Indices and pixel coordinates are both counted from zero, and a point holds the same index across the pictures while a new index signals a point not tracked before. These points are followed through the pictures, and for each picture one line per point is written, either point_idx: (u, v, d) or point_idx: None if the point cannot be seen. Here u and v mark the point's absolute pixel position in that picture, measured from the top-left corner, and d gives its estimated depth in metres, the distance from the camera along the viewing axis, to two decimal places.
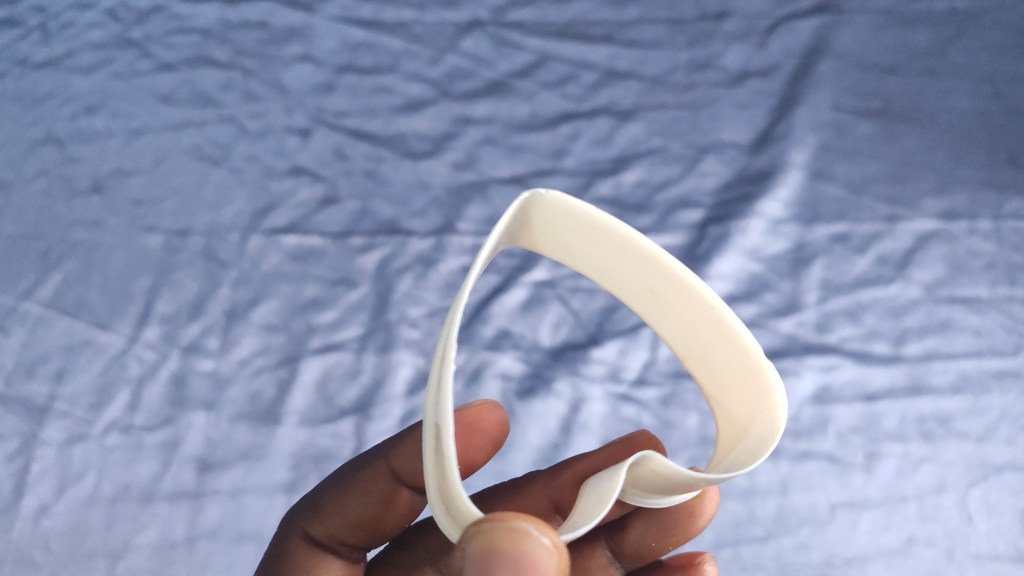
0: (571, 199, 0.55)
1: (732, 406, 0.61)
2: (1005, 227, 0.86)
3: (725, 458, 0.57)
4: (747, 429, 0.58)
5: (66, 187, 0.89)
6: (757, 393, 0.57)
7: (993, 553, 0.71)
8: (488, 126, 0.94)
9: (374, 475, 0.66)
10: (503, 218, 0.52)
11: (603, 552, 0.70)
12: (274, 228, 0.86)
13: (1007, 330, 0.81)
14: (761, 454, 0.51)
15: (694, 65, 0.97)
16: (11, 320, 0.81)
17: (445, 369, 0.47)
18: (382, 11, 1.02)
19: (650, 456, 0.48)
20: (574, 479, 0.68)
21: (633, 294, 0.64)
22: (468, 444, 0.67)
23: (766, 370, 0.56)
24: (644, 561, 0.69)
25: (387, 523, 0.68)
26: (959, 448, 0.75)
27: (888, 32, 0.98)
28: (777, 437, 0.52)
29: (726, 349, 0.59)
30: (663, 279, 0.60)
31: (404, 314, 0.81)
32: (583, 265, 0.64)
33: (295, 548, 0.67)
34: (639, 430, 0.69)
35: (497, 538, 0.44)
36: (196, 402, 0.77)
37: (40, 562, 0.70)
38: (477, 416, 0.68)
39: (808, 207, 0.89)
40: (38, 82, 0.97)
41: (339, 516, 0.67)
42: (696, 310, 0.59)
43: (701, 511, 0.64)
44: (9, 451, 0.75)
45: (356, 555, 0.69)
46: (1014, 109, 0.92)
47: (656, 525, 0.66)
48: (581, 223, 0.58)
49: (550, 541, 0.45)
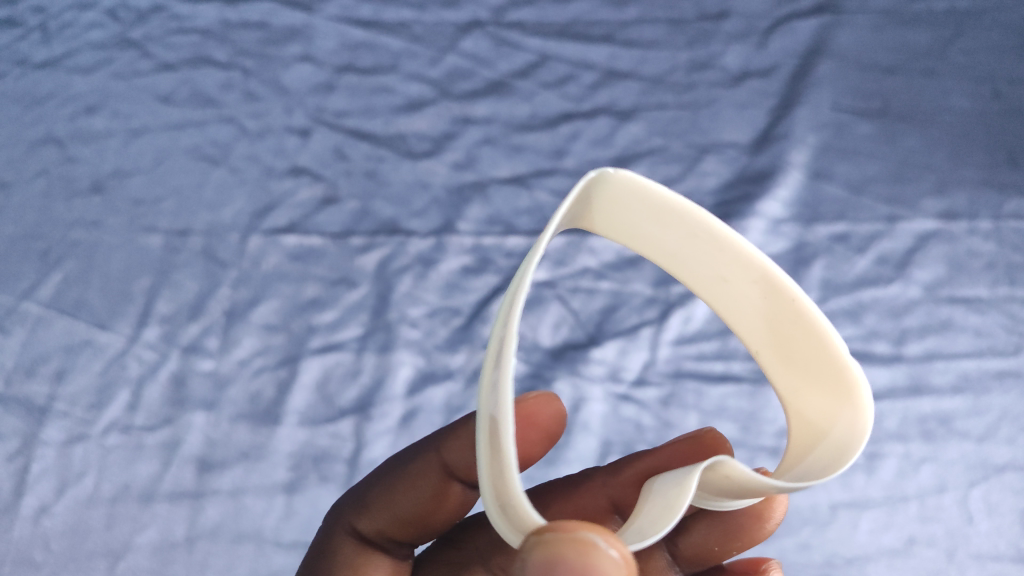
0: (645, 181, 0.54)
1: (807, 405, 0.60)
2: (1005, 226, 0.86)
3: (799, 463, 0.56)
4: (825, 432, 0.56)
5: (66, 188, 0.89)
6: (839, 394, 0.56)
7: (993, 554, 0.70)
8: (488, 126, 0.94)
9: (425, 468, 0.66)
10: (570, 196, 0.50)
11: (662, 555, 0.70)
12: (274, 228, 0.86)
13: (1008, 330, 0.80)
14: (846, 462, 0.50)
15: (694, 65, 0.97)
16: (11, 319, 0.81)
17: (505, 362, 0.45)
18: (382, 12, 1.02)
19: (725, 462, 0.46)
20: (635, 478, 0.69)
21: (703, 282, 0.63)
22: (524, 438, 0.67)
23: (850, 368, 0.54)
24: (705, 565, 0.69)
25: (436, 519, 0.68)
26: (959, 448, 0.75)
27: (887, 32, 0.98)
28: (863, 443, 0.51)
29: (806, 345, 0.58)
30: (739, 268, 0.58)
31: (404, 314, 0.81)
32: (649, 250, 0.63)
33: (342, 544, 0.67)
34: (705, 429, 0.69)
35: (561, 550, 0.44)
36: (196, 402, 0.77)
37: (40, 561, 0.70)
38: (534, 409, 0.68)
39: (808, 207, 0.89)
40: (37, 83, 0.97)
41: (387, 511, 0.66)
42: (774, 301, 0.58)
43: (769, 515, 0.65)
44: (9, 451, 0.75)
45: (404, 551, 0.70)
46: (1014, 108, 0.92)
47: (719, 528, 0.67)
48: (654, 207, 0.56)
49: (618, 553, 0.45)
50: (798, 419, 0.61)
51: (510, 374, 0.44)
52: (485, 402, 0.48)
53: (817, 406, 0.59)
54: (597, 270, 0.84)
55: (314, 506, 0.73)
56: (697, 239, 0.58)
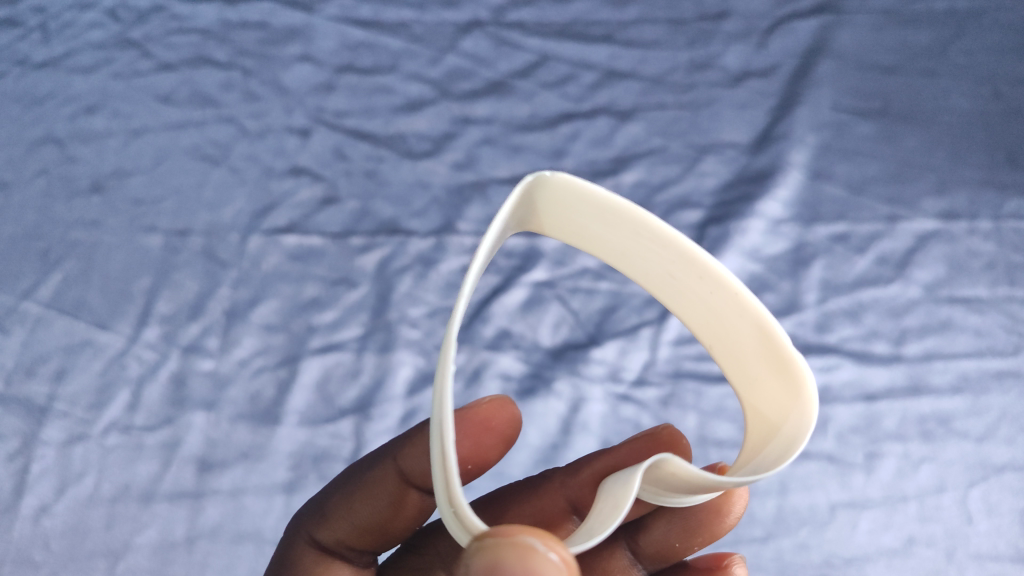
0: (582, 182, 0.54)
1: (765, 402, 0.59)
2: (1006, 227, 0.86)
3: (753, 458, 0.55)
4: (778, 427, 0.56)
5: (65, 187, 0.89)
6: (789, 387, 0.55)
7: (993, 553, 0.71)
8: (488, 126, 0.94)
9: (382, 475, 0.66)
10: (507, 201, 0.51)
11: (624, 554, 0.70)
12: (274, 228, 0.86)
13: (1007, 330, 0.81)
14: (792, 454, 0.49)
15: (694, 65, 0.97)
16: (11, 319, 0.81)
17: (445, 368, 0.45)
18: (382, 12, 1.02)
19: (670, 459, 0.46)
20: (593, 478, 0.69)
21: (656, 281, 0.63)
22: (477, 444, 0.67)
23: (796, 362, 0.54)
24: (668, 561, 0.69)
25: (396, 526, 0.67)
26: (959, 448, 0.75)
27: (888, 32, 0.98)
28: (808, 435, 0.50)
29: (756, 340, 0.57)
30: (686, 265, 0.58)
31: (404, 314, 0.81)
32: (602, 251, 0.63)
33: (302, 554, 0.67)
34: (663, 426, 0.68)
35: (501, 553, 0.44)
36: (196, 402, 0.77)
37: (39, 561, 0.70)
38: (488, 413, 0.67)
39: (808, 207, 0.89)
40: (37, 82, 0.97)
41: (345, 521, 0.66)
42: (721, 298, 0.58)
43: (728, 510, 0.65)
44: (9, 451, 0.75)
45: (365, 559, 0.69)
46: (1014, 109, 0.92)
47: (680, 525, 0.66)
48: (596, 208, 0.56)
49: (559, 556, 0.44)
50: (755, 416, 0.61)
51: (450, 381, 0.45)
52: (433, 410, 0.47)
53: (772, 401, 0.58)
54: (597, 270, 0.84)
55: None
56: (641, 238, 0.58)
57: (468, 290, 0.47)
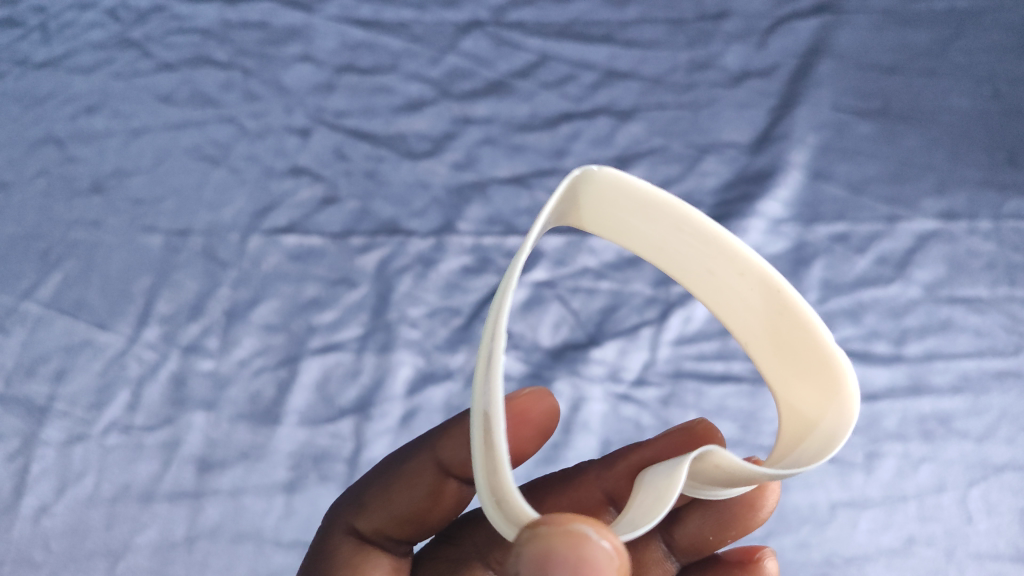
0: (627, 176, 0.54)
1: (800, 399, 0.59)
2: (1005, 227, 0.86)
3: (787, 455, 0.55)
4: (814, 425, 0.55)
5: (65, 187, 0.89)
6: (826, 383, 0.55)
7: (993, 553, 0.70)
8: (488, 126, 0.94)
9: (420, 467, 0.66)
10: (555, 193, 0.51)
11: (659, 546, 0.70)
12: (274, 228, 0.87)
13: (1007, 330, 0.80)
14: (833, 451, 0.49)
15: (693, 65, 0.97)
16: (11, 319, 0.81)
17: (495, 356, 0.44)
18: (382, 11, 1.02)
19: (715, 451, 0.45)
20: (629, 470, 0.69)
21: (690, 276, 0.63)
22: (517, 436, 0.67)
23: (837, 358, 0.54)
24: (701, 554, 0.69)
25: (434, 516, 0.67)
26: (958, 448, 0.75)
27: (888, 32, 0.98)
28: (848, 432, 0.50)
29: (794, 335, 0.57)
30: (725, 261, 0.58)
31: (403, 314, 0.81)
32: (635, 245, 0.62)
33: (340, 544, 0.66)
34: (697, 419, 0.69)
35: (555, 542, 0.43)
36: (196, 402, 0.77)
37: (39, 561, 0.70)
38: (525, 405, 0.67)
39: (809, 207, 0.88)
40: (37, 82, 0.97)
41: (384, 510, 0.66)
42: (759, 294, 0.58)
43: (762, 504, 0.65)
44: (9, 451, 0.75)
45: (403, 549, 0.68)
46: (1013, 108, 0.92)
47: (714, 518, 0.67)
48: (636, 202, 0.56)
49: (610, 544, 0.44)
50: (789, 413, 0.61)
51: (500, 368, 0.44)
52: (475, 400, 0.47)
53: (807, 400, 0.58)
54: (598, 269, 0.84)
55: (312, 505, 0.73)
56: (681, 232, 0.58)
57: (515, 274, 0.46)
